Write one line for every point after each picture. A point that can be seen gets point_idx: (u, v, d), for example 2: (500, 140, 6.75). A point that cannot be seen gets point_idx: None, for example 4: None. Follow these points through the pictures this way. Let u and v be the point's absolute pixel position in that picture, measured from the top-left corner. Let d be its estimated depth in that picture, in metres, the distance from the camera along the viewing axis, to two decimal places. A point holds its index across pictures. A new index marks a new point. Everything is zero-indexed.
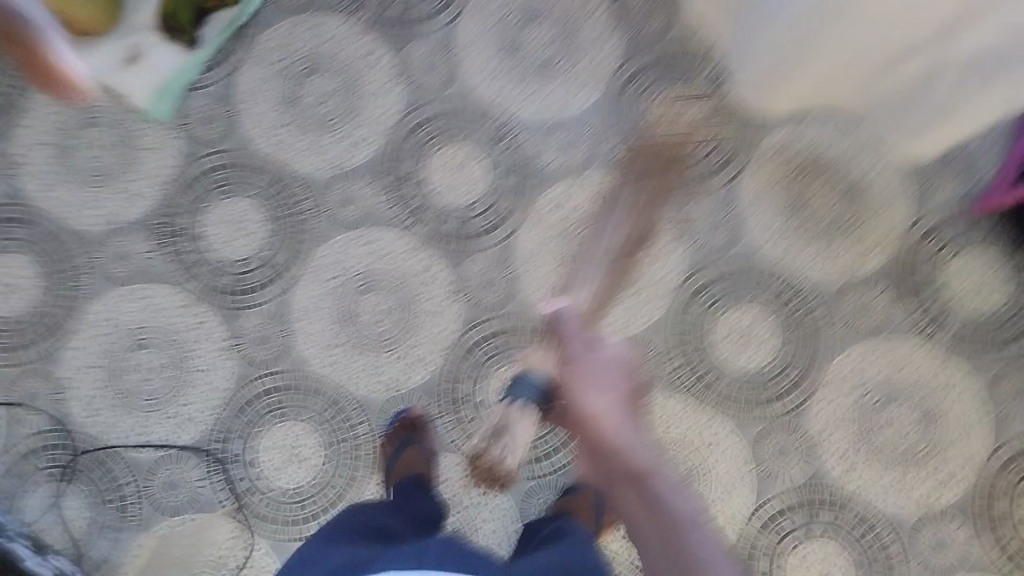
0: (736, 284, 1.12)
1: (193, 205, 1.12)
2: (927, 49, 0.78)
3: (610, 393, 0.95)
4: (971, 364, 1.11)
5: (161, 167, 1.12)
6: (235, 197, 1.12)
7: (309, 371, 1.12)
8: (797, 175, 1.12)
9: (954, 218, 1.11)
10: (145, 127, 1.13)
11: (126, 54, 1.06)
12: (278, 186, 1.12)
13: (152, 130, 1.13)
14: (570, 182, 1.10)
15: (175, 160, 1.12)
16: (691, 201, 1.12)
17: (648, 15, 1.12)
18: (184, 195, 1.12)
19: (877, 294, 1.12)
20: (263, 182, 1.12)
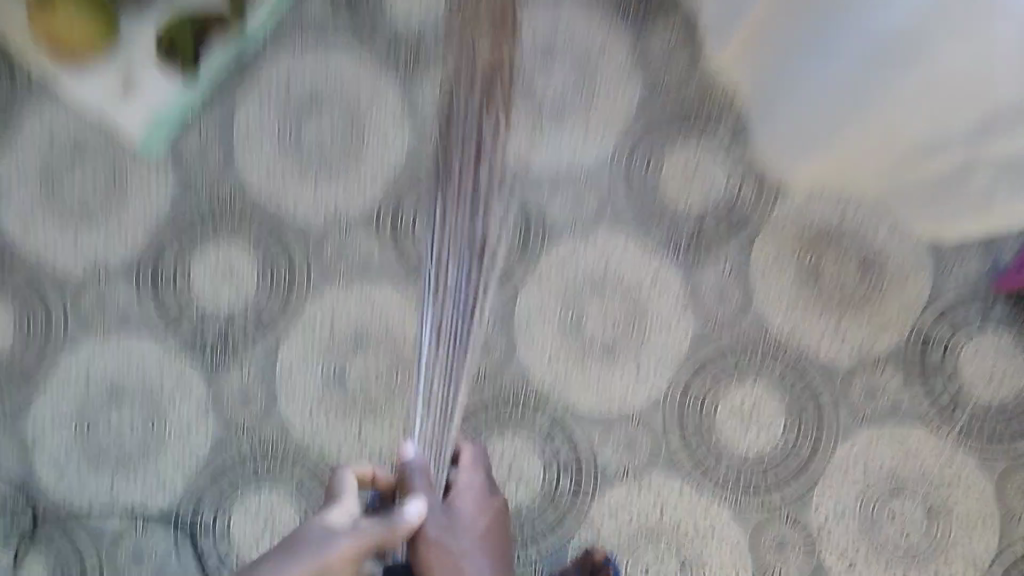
0: (738, 363, 1.09)
1: (177, 253, 1.06)
2: (958, 148, 0.86)
3: (467, 534, 0.95)
4: (978, 458, 1.08)
5: (147, 209, 1.06)
6: (223, 245, 1.07)
7: (290, 437, 1.05)
8: (809, 249, 1.09)
9: (966, 303, 1.08)
10: (133, 166, 1.06)
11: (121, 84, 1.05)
12: (269, 235, 1.07)
13: (140, 169, 1.07)
14: (576, 242, 1.09)
15: (164, 202, 1.07)
16: (698, 271, 1.09)
17: (664, 73, 1.09)
18: (170, 243, 1.07)
19: (885, 380, 1.08)
20: (253, 230, 1.07)
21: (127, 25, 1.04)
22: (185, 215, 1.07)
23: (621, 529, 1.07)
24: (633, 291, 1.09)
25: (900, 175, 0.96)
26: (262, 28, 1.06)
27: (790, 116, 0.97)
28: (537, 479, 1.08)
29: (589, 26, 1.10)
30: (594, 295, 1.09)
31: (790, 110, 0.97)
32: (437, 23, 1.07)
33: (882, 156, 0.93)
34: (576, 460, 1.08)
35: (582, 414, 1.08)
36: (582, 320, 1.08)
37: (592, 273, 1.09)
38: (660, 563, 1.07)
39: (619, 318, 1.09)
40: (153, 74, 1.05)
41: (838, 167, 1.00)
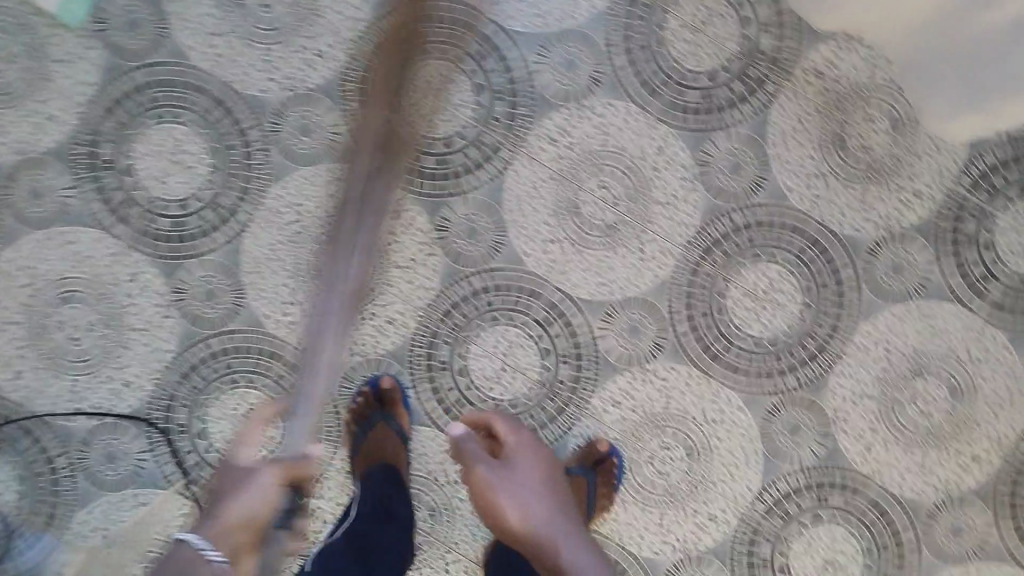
0: (752, 240, 0.98)
1: (117, 132, 0.96)
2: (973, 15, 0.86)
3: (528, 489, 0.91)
4: (1009, 335, 0.99)
5: (76, 85, 0.96)
6: (167, 124, 0.97)
7: (263, 332, 0.98)
8: (832, 113, 0.97)
9: (1006, 166, 0.97)
10: (54, 36, 0.96)
11: None
12: (217, 110, 0.97)
13: (63, 40, 0.96)
14: (568, 111, 0.98)
15: (94, 76, 0.96)
16: (707, 139, 0.98)
17: None
18: (106, 121, 0.96)
19: (912, 253, 0.98)
20: (199, 107, 0.97)
21: None
22: (120, 92, 0.96)
23: (623, 419, 1.00)
24: (635, 162, 0.98)
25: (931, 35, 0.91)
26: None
27: None
28: (533, 368, 0.99)
29: None
30: (591, 169, 0.98)
31: None
32: None
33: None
34: (575, 349, 0.99)
35: (580, 300, 0.99)
36: (579, 199, 0.98)
37: (589, 145, 0.98)
38: (666, 452, 1.00)
39: (619, 195, 0.98)
40: None
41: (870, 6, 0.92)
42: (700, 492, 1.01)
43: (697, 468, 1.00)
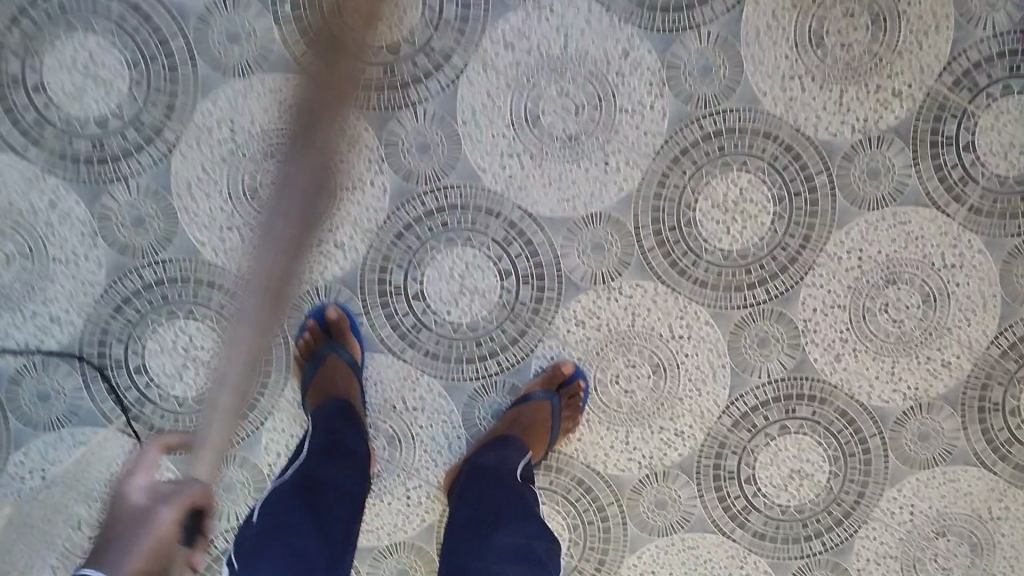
0: (721, 149, 0.92)
1: (21, 45, 0.87)
2: None
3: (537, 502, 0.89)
4: (986, 239, 0.94)
5: None
6: (77, 34, 0.87)
7: (200, 259, 0.91)
8: (808, 8, 0.90)
9: (988, 66, 0.91)
10: None
11: None
12: (134, 18, 0.87)
13: None
14: (527, 13, 0.89)
15: None
16: (676, 42, 0.90)
17: None
18: (10, 32, 0.86)
19: (887, 157, 0.93)
20: (114, 14, 0.87)
21: None
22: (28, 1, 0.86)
23: (589, 338, 0.96)
24: (597, 66, 0.90)
25: None
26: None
27: None
28: (493, 291, 0.94)
29: None
30: (551, 75, 0.90)
31: None
32: None
33: None
34: (536, 270, 0.94)
35: (541, 217, 0.93)
36: (538, 107, 0.90)
37: (548, 49, 0.90)
38: (632, 370, 0.97)
39: (581, 102, 0.91)
40: None
41: None
42: (667, 408, 0.98)
43: (664, 385, 0.97)
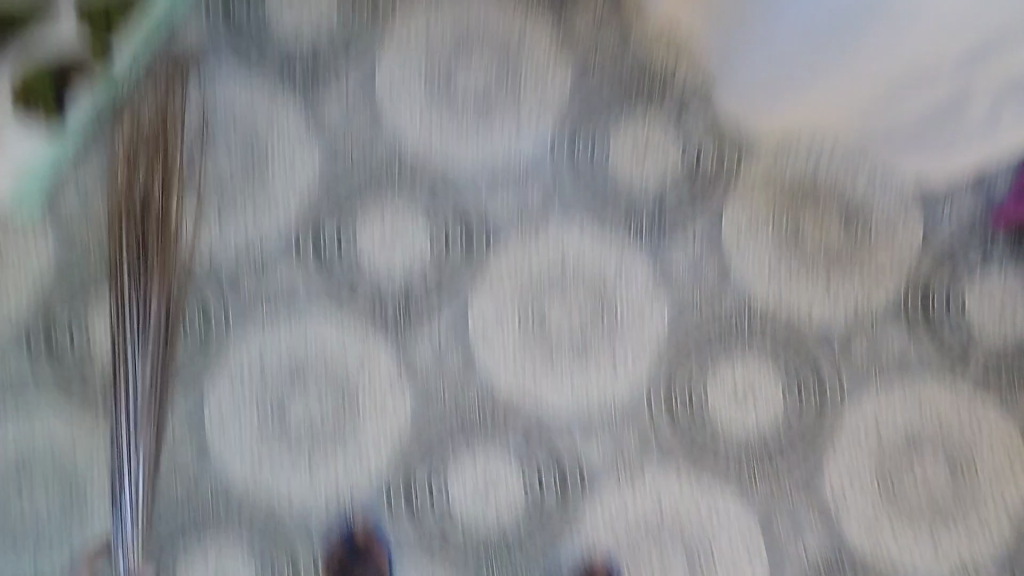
0: (724, 341, 0.96)
1: (71, 305, 0.91)
2: (902, 103, 0.73)
3: None
4: (998, 402, 0.96)
5: (31, 265, 0.91)
6: None
7: (232, 491, 0.92)
8: (782, 212, 0.96)
9: (964, 245, 0.97)
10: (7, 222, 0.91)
11: None
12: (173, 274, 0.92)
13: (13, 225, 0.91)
14: (527, 239, 0.95)
15: (49, 254, 0.92)
16: (668, 252, 0.96)
17: (596, 43, 0.96)
18: (62, 295, 0.91)
19: (885, 336, 0.96)
20: None
21: None
22: (77, 266, 0.92)
23: (619, 535, 0.94)
24: (596, 276, 0.95)
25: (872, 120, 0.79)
26: (140, 45, 0.89)
27: (740, 73, 0.82)
28: (518, 495, 0.94)
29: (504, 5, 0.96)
30: (556, 290, 0.95)
31: (742, 73, 0.82)
32: (328, 29, 0.95)
33: (836, 106, 0.78)
34: (561, 471, 0.94)
35: (559, 421, 0.95)
36: (548, 319, 0.95)
37: (548, 270, 0.95)
38: (668, 564, 0.95)
39: (588, 312, 0.95)
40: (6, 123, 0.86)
41: (807, 116, 0.83)
42: None
43: None
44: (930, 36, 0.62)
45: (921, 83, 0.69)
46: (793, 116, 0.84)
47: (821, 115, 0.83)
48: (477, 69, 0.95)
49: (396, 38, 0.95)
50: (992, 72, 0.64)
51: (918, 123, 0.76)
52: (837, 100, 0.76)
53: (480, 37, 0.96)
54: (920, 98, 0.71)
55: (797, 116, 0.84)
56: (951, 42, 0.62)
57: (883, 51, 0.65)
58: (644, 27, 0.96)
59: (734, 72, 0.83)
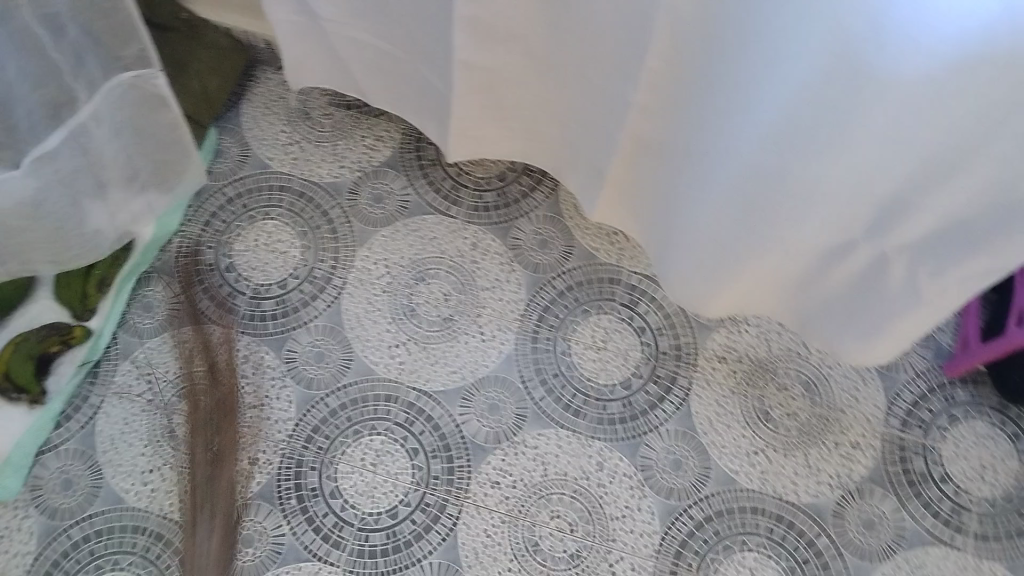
0: (719, 532, 0.88)
1: None
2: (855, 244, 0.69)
3: None
4: (1008, 565, 0.88)
5: (8, 558, 0.84)
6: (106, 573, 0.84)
7: None
8: (746, 389, 0.95)
9: (924, 401, 0.95)
10: None
11: None
12: (158, 544, 0.85)
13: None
14: (504, 451, 0.90)
15: (29, 544, 0.85)
16: (643, 443, 0.92)
17: (542, 252, 1.00)
18: None
19: (878, 505, 0.90)
20: (139, 545, 0.85)
21: None
22: (58, 553, 0.85)
23: None
24: (579, 483, 0.90)
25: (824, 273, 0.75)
26: (119, 310, 0.94)
27: (680, 243, 0.79)
28: None
29: (453, 226, 1.01)
30: (539, 500, 0.89)
31: (682, 241, 0.78)
32: (296, 269, 0.98)
33: (783, 261, 0.73)
34: None
35: None
36: (535, 534, 0.87)
37: (531, 478, 0.89)
38: None
39: (574, 519, 0.88)
40: None
41: (752, 284, 0.79)
42: None
43: None
44: (826, 210, 0.65)
45: (840, 253, 0.71)
46: (736, 286, 0.79)
47: (765, 299, 0.84)
48: (432, 290, 0.98)
49: (354, 270, 0.98)
50: (897, 235, 0.66)
51: (849, 302, 0.76)
52: (773, 280, 0.78)
53: (433, 260, 0.99)
54: (843, 268, 0.72)
55: (744, 285, 0.80)
56: (848, 211, 0.65)
57: (790, 230, 0.68)
58: (588, 228, 1.01)
59: (666, 270, 0.85)
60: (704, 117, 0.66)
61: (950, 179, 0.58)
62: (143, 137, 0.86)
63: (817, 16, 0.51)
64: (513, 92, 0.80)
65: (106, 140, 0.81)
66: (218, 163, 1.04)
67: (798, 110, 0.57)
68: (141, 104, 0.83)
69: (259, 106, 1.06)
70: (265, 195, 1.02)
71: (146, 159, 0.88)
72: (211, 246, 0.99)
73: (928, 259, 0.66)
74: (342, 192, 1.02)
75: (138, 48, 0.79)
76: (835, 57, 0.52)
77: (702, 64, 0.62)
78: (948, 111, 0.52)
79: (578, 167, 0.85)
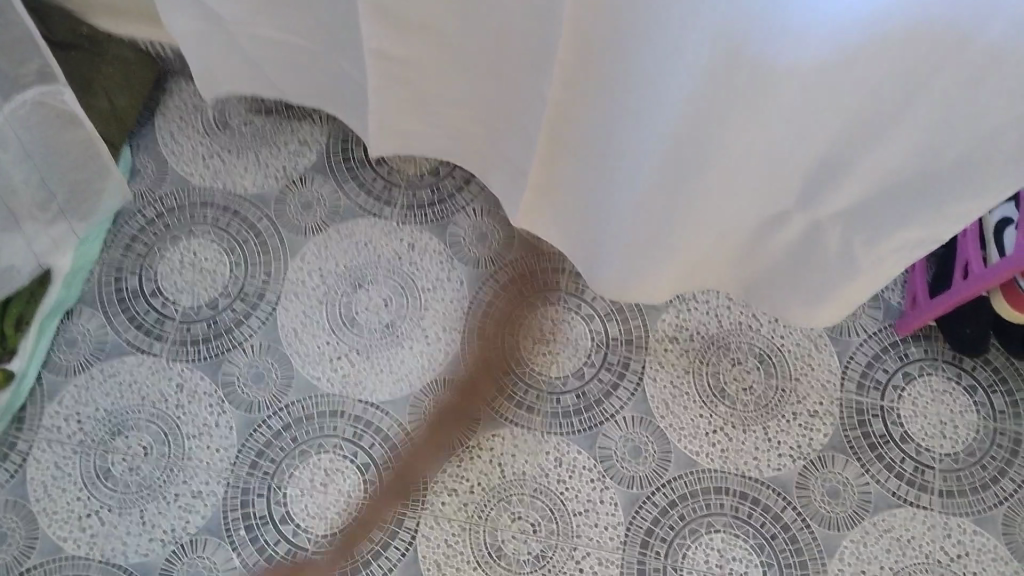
0: (684, 516, 0.87)
1: None
2: (797, 210, 0.67)
3: None
4: (973, 518, 0.87)
5: None
6: None
7: None
8: (701, 367, 0.93)
9: (880, 361, 0.94)
10: None
11: None
12: None
13: None
14: (458, 456, 0.88)
15: None
16: (600, 433, 0.90)
17: (481, 246, 0.97)
18: None
19: (841, 473, 0.89)
20: None
21: None
22: None
23: None
24: (538, 481, 0.87)
25: (766, 239, 0.72)
26: (41, 349, 0.89)
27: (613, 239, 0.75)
28: None
29: (387, 228, 0.97)
30: (500, 503, 0.86)
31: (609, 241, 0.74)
32: (226, 286, 0.94)
33: (724, 236, 0.71)
34: None
35: None
36: (497, 539, 0.85)
37: (489, 481, 0.87)
38: None
39: (536, 519, 0.86)
40: None
41: (693, 266, 0.77)
42: None
43: None
44: (756, 184, 0.63)
45: (780, 222, 0.69)
46: (676, 272, 0.76)
47: (705, 279, 0.82)
48: (369, 297, 0.94)
49: (288, 283, 0.94)
50: (833, 198, 0.64)
51: (787, 269, 0.75)
52: (710, 258, 0.76)
53: (370, 264, 0.96)
54: (778, 234, 0.71)
55: (686, 271, 0.77)
56: (778, 181, 0.63)
57: (718, 216, 0.66)
58: None
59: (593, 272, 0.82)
60: (612, 120, 0.62)
61: (875, 145, 0.57)
62: (55, 158, 0.80)
63: (710, 8, 0.47)
64: (428, 88, 0.76)
65: (12, 164, 0.76)
66: (135, 183, 0.99)
67: (711, 104, 0.54)
68: (53, 121, 0.78)
69: (172, 120, 1.02)
70: (187, 213, 0.97)
71: (61, 179, 0.82)
72: (132, 273, 0.94)
73: (861, 221, 0.65)
74: (269, 202, 0.98)
75: (40, 67, 0.75)
76: (736, 43, 0.49)
77: (601, 65, 0.58)
78: (867, 76, 0.51)
79: (502, 166, 0.81)
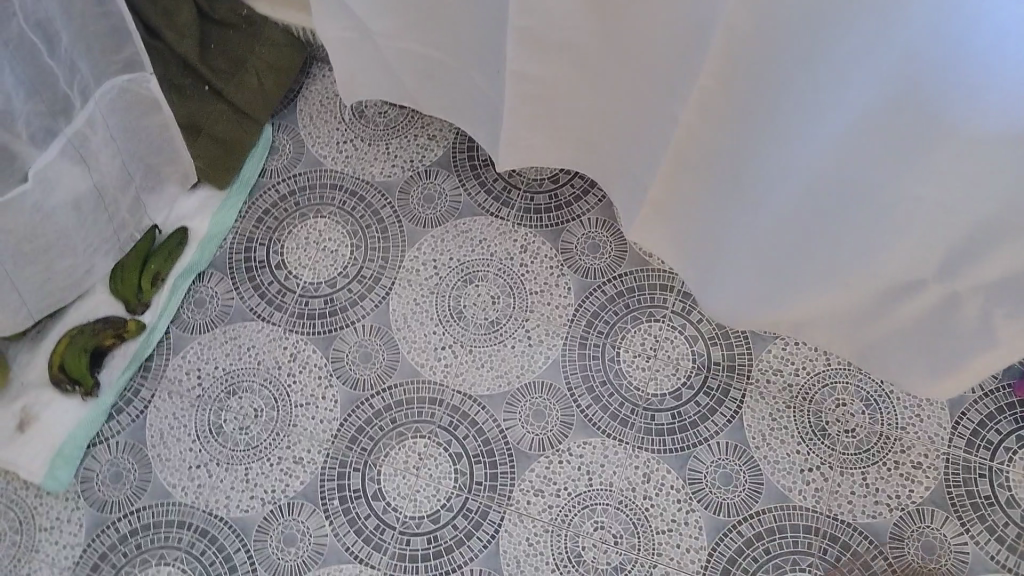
0: (769, 549, 0.85)
1: None
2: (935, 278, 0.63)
3: None
4: None
5: (61, 549, 0.86)
6: (152, 569, 0.85)
7: None
8: (803, 403, 0.91)
9: (994, 421, 0.89)
10: (39, 505, 0.87)
11: (18, 422, 0.87)
12: (202, 541, 0.86)
13: (48, 507, 0.87)
14: (548, 459, 0.89)
15: (79, 536, 0.86)
16: (692, 455, 0.89)
17: (592, 256, 0.98)
18: None
19: (939, 529, 0.86)
20: (184, 540, 0.86)
21: (16, 361, 0.90)
22: (104, 545, 0.86)
23: None
24: (625, 495, 0.88)
25: (899, 305, 0.68)
26: (174, 303, 0.96)
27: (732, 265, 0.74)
28: None
29: (502, 228, 0.99)
30: (585, 510, 0.87)
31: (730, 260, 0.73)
32: (345, 267, 0.98)
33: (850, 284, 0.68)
34: None
35: None
36: (578, 545, 0.86)
37: (576, 488, 0.88)
38: None
39: (618, 531, 0.86)
40: (48, 402, 0.88)
41: (812, 311, 0.74)
42: None
43: None
44: (901, 223, 0.59)
45: (929, 306, 0.66)
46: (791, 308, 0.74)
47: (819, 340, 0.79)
48: (479, 293, 0.97)
49: (403, 270, 0.98)
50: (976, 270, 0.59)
51: (905, 341, 0.71)
52: (840, 317, 0.73)
53: (482, 260, 0.98)
54: (909, 307, 0.67)
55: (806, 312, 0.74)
56: (922, 244, 0.60)
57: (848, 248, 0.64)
58: None
59: (708, 297, 0.80)
60: (754, 137, 0.62)
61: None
62: (134, 136, 0.88)
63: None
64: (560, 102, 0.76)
65: (102, 146, 0.83)
66: (273, 160, 1.04)
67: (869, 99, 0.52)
68: (136, 106, 0.86)
69: (313, 103, 1.06)
70: (317, 192, 1.02)
71: (139, 157, 0.90)
72: (261, 244, 1.00)
73: (1004, 304, 0.60)
74: (393, 191, 1.02)
75: (129, 55, 0.81)
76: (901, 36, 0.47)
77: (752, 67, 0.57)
78: None
79: (625, 184, 0.81)
